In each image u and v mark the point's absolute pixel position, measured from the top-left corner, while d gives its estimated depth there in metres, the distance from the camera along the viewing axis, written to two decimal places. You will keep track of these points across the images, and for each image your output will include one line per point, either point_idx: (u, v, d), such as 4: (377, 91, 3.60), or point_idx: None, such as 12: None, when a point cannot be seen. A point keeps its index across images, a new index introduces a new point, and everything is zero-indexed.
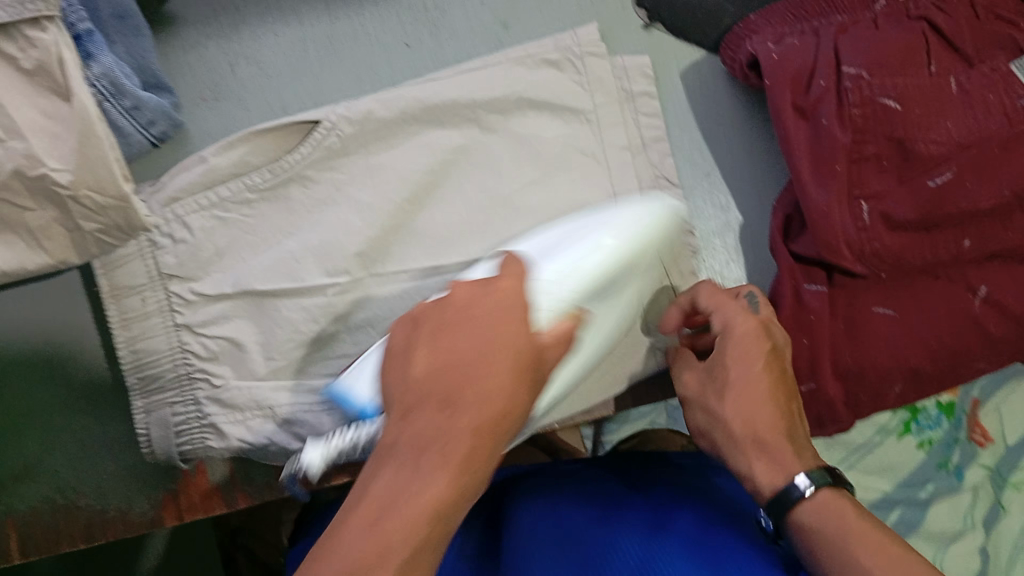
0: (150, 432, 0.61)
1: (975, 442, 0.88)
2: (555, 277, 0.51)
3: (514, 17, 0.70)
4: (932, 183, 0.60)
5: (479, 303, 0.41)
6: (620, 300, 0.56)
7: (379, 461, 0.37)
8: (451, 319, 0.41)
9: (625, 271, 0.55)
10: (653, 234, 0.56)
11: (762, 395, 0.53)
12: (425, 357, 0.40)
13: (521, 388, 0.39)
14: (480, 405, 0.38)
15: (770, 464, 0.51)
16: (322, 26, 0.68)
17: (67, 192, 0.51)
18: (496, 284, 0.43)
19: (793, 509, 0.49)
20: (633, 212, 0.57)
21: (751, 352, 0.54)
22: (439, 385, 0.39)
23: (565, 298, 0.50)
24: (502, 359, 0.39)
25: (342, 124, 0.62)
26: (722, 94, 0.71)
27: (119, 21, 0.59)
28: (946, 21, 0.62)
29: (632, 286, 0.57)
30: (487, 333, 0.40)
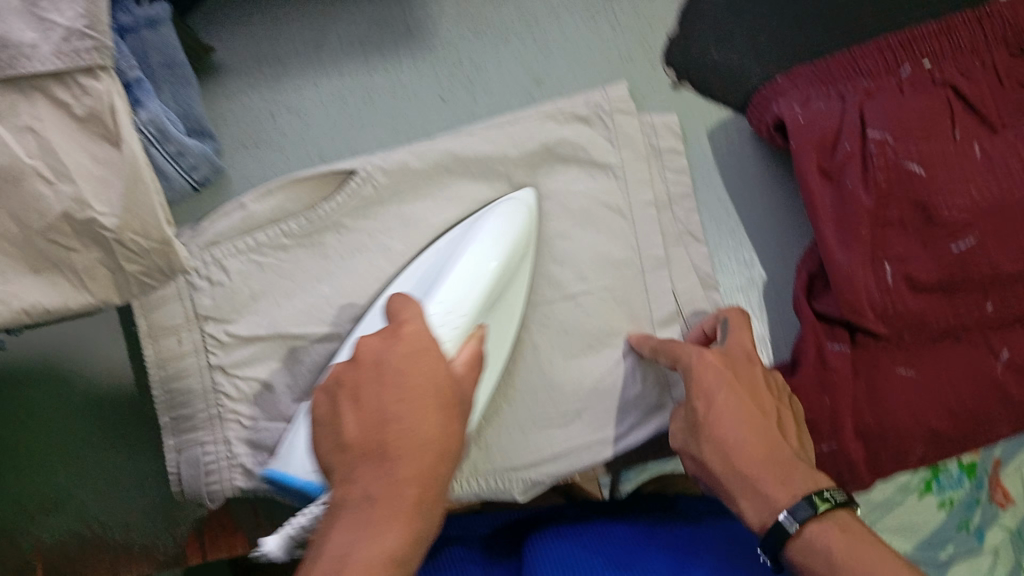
0: (180, 471, 0.63)
1: (997, 504, 0.78)
2: (444, 299, 0.54)
3: (547, 73, 0.72)
4: (955, 248, 0.61)
5: (387, 360, 0.44)
6: (502, 308, 0.60)
7: (334, 516, 0.41)
8: (369, 373, 0.44)
9: (503, 285, 0.58)
10: (519, 243, 0.60)
11: (738, 422, 0.52)
12: (354, 417, 0.43)
13: (449, 429, 0.44)
14: (408, 458, 0.42)
15: (755, 501, 0.50)
16: (361, 78, 0.71)
17: (111, 235, 0.53)
18: (399, 330, 0.45)
19: (787, 544, 0.48)
20: (498, 223, 0.60)
21: (723, 386, 0.54)
22: (374, 440, 0.42)
23: (464, 320, 0.53)
24: (423, 409, 0.43)
25: (376, 175, 0.64)
26: (749, 154, 0.72)
27: (167, 70, 0.62)
28: (970, 88, 0.63)
29: (513, 289, 0.61)
30: (404, 387, 0.43)
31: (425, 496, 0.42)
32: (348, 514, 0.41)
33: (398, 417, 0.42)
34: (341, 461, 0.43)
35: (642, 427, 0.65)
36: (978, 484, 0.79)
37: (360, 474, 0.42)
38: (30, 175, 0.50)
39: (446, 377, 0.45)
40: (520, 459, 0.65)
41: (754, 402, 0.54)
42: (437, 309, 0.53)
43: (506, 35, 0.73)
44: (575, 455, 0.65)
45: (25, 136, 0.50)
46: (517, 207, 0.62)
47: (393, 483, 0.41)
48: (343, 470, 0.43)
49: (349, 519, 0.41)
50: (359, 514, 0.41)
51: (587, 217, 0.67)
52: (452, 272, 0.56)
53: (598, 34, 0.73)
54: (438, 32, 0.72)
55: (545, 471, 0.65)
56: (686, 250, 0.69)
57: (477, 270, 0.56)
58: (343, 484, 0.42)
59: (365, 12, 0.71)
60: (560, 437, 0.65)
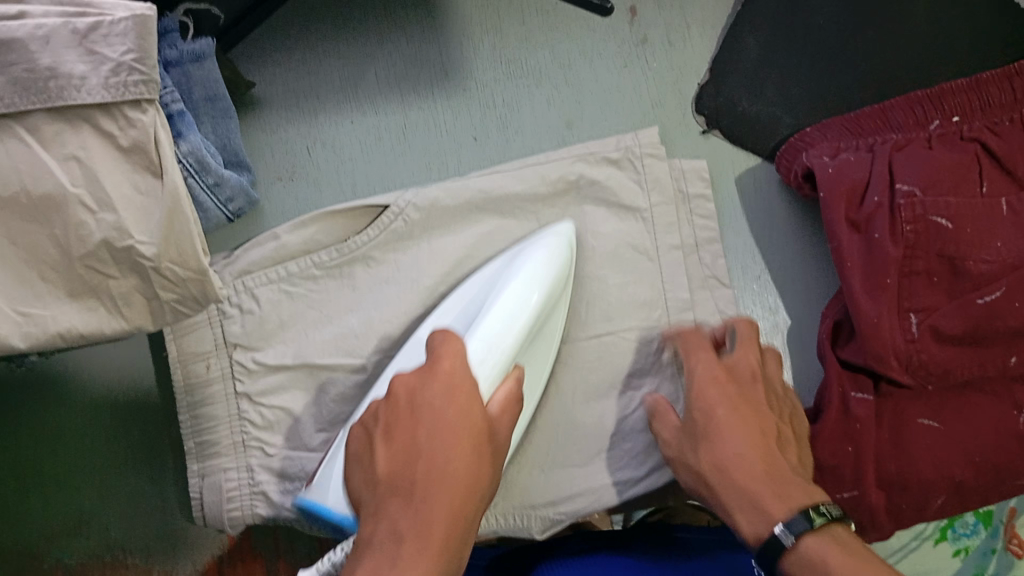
0: (203, 496, 0.62)
1: (1013, 553, 0.78)
2: (483, 345, 0.53)
3: (578, 117, 0.74)
4: (981, 301, 0.61)
5: (421, 394, 0.44)
6: (537, 344, 0.61)
7: (360, 556, 0.39)
8: (402, 414, 0.44)
9: (541, 322, 0.59)
10: (559, 278, 0.60)
11: (737, 430, 0.55)
12: (385, 454, 0.43)
13: (480, 472, 0.43)
14: (438, 493, 0.41)
15: (748, 512, 0.51)
16: (397, 116, 0.73)
17: (150, 263, 0.52)
18: (438, 366, 0.46)
19: (784, 556, 0.48)
20: (540, 259, 0.60)
21: (722, 396, 0.57)
22: (404, 476, 0.42)
23: (502, 358, 0.54)
24: (458, 445, 0.42)
25: (410, 210, 0.65)
26: (777, 200, 0.73)
27: (209, 103, 0.63)
28: (1000, 144, 0.63)
29: (548, 325, 0.62)
30: (439, 422, 0.43)
31: (451, 540, 0.40)
32: (374, 551, 0.39)
33: (429, 454, 0.42)
34: (370, 502, 0.42)
35: (664, 471, 0.64)
36: (994, 532, 0.79)
37: (388, 512, 0.41)
38: (73, 203, 0.50)
39: (480, 417, 0.45)
40: (540, 498, 0.64)
41: (761, 419, 0.56)
42: (477, 346, 0.53)
43: (539, 79, 0.74)
44: (598, 493, 0.64)
45: (70, 164, 0.50)
46: (559, 241, 0.63)
47: (427, 521, 0.40)
48: (376, 507, 0.41)
49: (375, 559, 0.39)
50: (386, 554, 0.39)
51: (614, 259, 0.68)
52: (494, 308, 0.56)
53: (629, 80, 0.75)
54: (473, 73, 0.74)
55: (564, 510, 0.64)
56: (711, 294, 0.68)
57: (519, 305, 0.56)
58: (368, 527, 0.41)
59: (403, 53, 0.74)
60: (581, 476, 0.65)
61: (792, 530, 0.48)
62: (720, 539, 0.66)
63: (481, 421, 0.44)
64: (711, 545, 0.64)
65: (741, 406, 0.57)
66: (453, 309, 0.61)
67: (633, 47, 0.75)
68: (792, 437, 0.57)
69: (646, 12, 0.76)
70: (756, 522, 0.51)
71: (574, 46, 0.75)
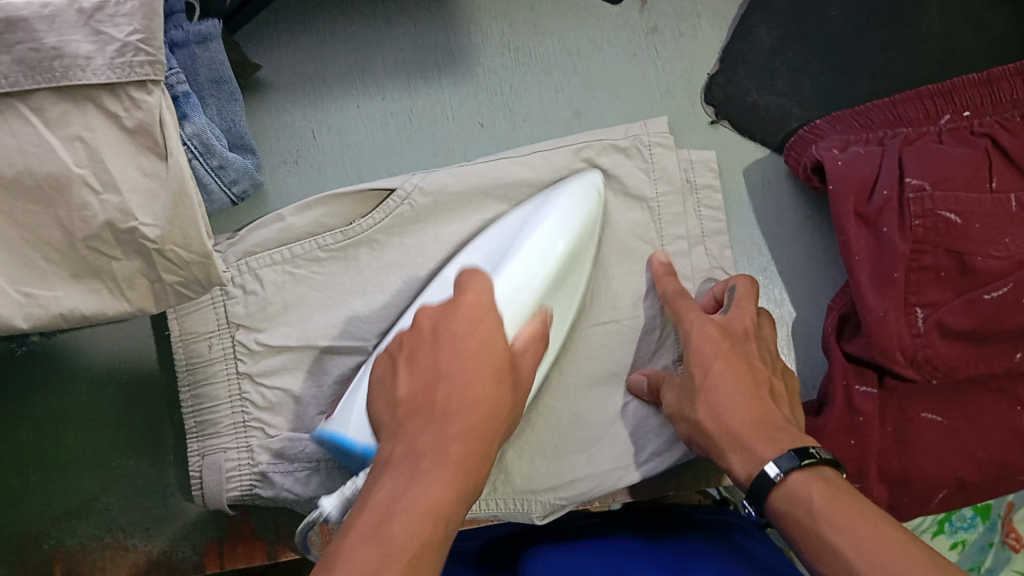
0: (203, 475, 0.62)
1: (1010, 547, 0.81)
2: (509, 284, 0.55)
3: (587, 105, 0.73)
4: (988, 297, 0.60)
5: (445, 325, 0.44)
6: (569, 287, 0.61)
7: (380, 474, 0.39)
8: (426, 337, 0.44)
9: (569, 267, 0.60)
10: (587, 226, 0.61)
11: (732, 385, 0.54)
12: (409, 377, 0.43)
13: (501, 399, 0.43)
14: (459, 415, 0.40)
15: (745, 457, 0.51)
16: (404, 101, 0.72)
17: (153, 246, 0.51)
18: (461, 299, 0.46)
19: (770, 497, 0.48)
20: (567, 204, 0.61)
21: (709, 351, 0.57)
22: (424, 399, 0.42)
23: (528, 299, 0.55)
24: (481, 371, 0.43)
25: (416, 194, 0.64)
26: (784, 192, 0.73)
27: (215, 85, 0.63)
28: (1011, 139, 0.63)
29: (580, 273, 0.62)
30: (462, 348, 0.43)
31: (467, 462, 0.39)
32: (394, 470, 0.39)
33: (455, 376, 0.42)
34: (390, 425, 0.42)
35: (666, 455, 0.64)
36: (992, 527, 0.81)
37: (410, 431, 0.40)
38: (77, 183, 0.50)
39: (504, 344, 0.45)
40: (542, 483, 0.64)
41: (756, 374, 0.56)
42: (504, 288, 0.54)
43: (548, 66, 0.74)
44: (602, 475, 0.64)
45: (75, 145, 0.50)
46: (587, 188, 0.63)
47: (448, 440, 0.39)
48: (393, 430, 0.41)
49: (394, 479, 0.38)
50: (405, 469, 0.38)
51: (620, 248, 0.67)
52: (522, 249, 0.57)
53: (639, 69, 0.74)
54: (480, 60, 0.73)
55: (564, 495, 0.64)
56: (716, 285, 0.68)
57: (546, 250, 0.57)
58: (389, 448, 0.40)
59: (411, 37, 0.73)
60: (584, 466, 0.64)
61: (779, 468, 0.48)
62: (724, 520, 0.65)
63: (504, 345, 0.44)
64: (715, 525, 0.63)
65: (732, 358, 0.56)
66: (481, 249, 0.61)
67: (644, 36, 0.75)
68: (783, 390, 0.57)
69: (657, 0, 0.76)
70: (749, 463, 0.51)
71: (584, 35, 0.74)
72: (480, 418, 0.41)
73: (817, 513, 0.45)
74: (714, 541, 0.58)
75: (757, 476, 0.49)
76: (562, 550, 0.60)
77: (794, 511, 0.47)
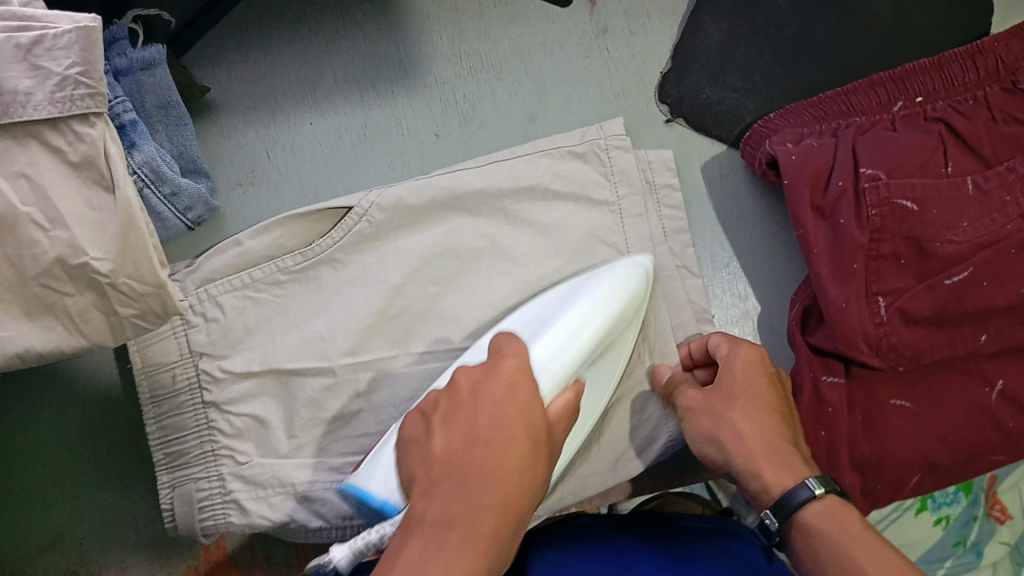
0: (174, 508, 0.61)
1: (995, 519, 0.84)
2: (550, 351, 0.53)
3: (542, 109, 0.73)
4: (949, 282, 0.60)
5: (484, 389, 0.44)
6: (606, 359, 0.60)
7: (407, 535, 0.38)
8: (464, 400, 0.44)
9: (607, 343, 0.58)
10: (629, 304, 0.59)
11: (763, 405, 0.55)
12: (444, 437, 0.42)
13: (529, 477, 0.42)
14: (488, 485, 0.40)
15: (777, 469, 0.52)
16: (357, 116, 0.72)
17: (106, 280, 0.51)
18: (501, 364, 0.45)
19: (795, 514, 0.49)
20: (612, 280, 0.60)
21: (751, 375, 0.57)
22: (459, 459, 0.41)
23: (564, 368, 0.53)
24: (511, 435, 0.42)
25: (374, 211, 0.64)
26: (742, 186, 0.73)
27: (164, 112, 0.63)
28: (964, 123, 0.63)
29: (622, 342, 0.61)
30: (501, 412, 0.42)
31: (501, 526, 0.39)
32: (423, 531, 0.38)
33: (488, 440, 0.41)
34: (421, 480, 0.41)
35: (643, 454, 0.64)
36: (974, 501, 0.84)
37: (441, 490, 0.40)
38: (25, 221, 0.49)
39: (540, 420, 0.44)
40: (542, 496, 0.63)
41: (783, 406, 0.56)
42: (542, 353, 0.53)
43: (499, 72, 0.73)
44: (579, 478, 0.64)
45: (20, 182, 0.50)
46: (635, 268, 0.62)
47: (478, 510, 0.39)
48: (426, 484, 0.40)
49: (425, 536, 0.38)
50: (434, 529, 0.38)
51: (585, 249, 0.67)
52: (561, 319, 0.56)
53: (592, 70, 0.74)
54: (434, 69, 0.73)
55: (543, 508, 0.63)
56: (682, 282, 0.68)
57: (585, 319, 0.56)
58: (420, 505, 0.40)
59: (363, 49, 0.73)
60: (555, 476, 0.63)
61: (820, 484, 0.50)
62: (715, 528, 0.65)
63: (540, 426, 0.43)
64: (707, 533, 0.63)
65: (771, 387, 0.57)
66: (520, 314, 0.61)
67: (594, 36, 0.75)
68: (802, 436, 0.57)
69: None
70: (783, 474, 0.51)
71: (535, 38, 0.74)
72: (512, 492, 0.40)
73: (847, 536, 0.47)
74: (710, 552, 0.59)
75: (788, 491, 0.50)
76: (565, 551, 0.60)
77: (824, 531, 0.48)
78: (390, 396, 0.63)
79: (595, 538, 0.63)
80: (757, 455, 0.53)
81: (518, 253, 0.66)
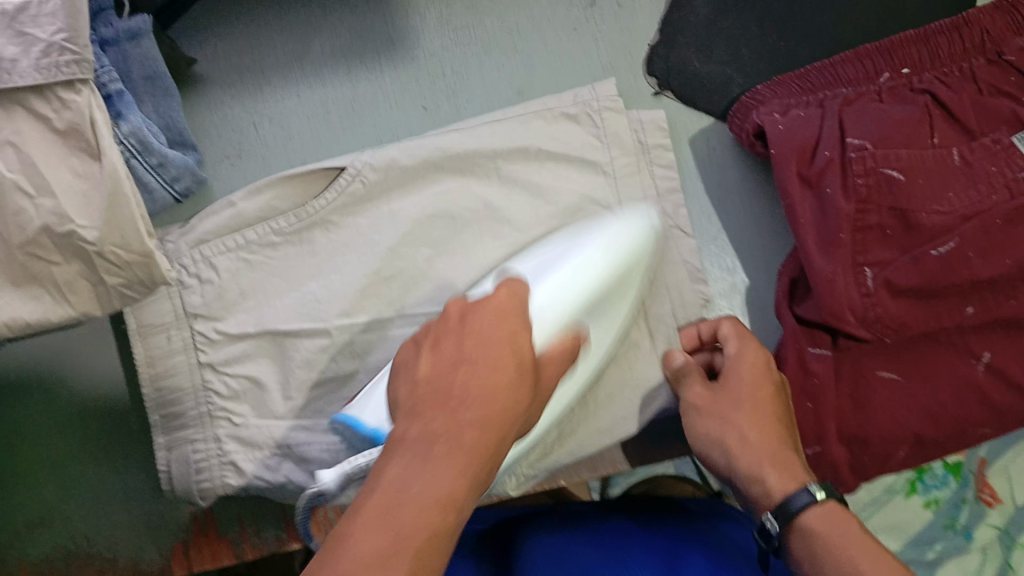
0: (170, 469, 0.62)
1: (984, 503, 0.84)
2: (541, 299, 0.56)
3: (530, 82, 0.73)
4: (935, 253, 0.60)
5: (472, 317, 0.45)
6: (608, 311, 0.62)
7: (393, 454, 0.38)
8: (451, 329, 0.44)
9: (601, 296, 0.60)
10: (624, 260, 0.61)
11: (765, 413, 0.56)
12: (431, 361, 0.43)
13: (519, 396, 0.42)
14: (475, 402, 0.40)
15: (783, 477, 0.52)
16: (345, 90, 0.72)
17: (93, 249, 0.51)
18: (489, 304, 0.46)
19: (795, 517, 0.50)
20: (610, 237, 0.62)
21: (756, 377, 0.58)
22: (445, 383, 0.41)
23: (556, 316, 0.56)
24: (497, 364, 0.42)
25: (366, 172, 0.64)
26: (729, 159, 0.73)
27: (150, 83, 0.63)
28: (949, 95, 0.64)
29: (623, 296, 0.63)
30: (488, 340, 0.43)
31: (489, 444, 0.39)
32: (406, 449, 0.38)
33: (474, 365, 0.41)
34: (408, 403, 0.41)
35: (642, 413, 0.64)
36: (965, 483, 0.85)
37: (425, 411, 0.40)
38: (11, 190, 0.49)
39: (527, 349, 0.44)
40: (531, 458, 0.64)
41: (782, 406, 0.57)
42: (535, 303, 0.56)
43: (488, 47, 0.73)
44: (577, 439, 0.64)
45: (6, 151, 0.50)
46: (638, 225, 0.64)
47: (461, 424, 0.39)
48: (411, 408, 0.40)
49: (407, 454, 0.38)
50: (418, 447, 0.38)
51: (574, 212, 0.67)
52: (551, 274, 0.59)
53: (580, 45, 0.74)
54: (420, 43, 0.73)
55: (539, 466, 0.64)
56: (676, 244, 0.68)
57: (576, 275, 0.59)
58: (406, 426, 0.40)
59: (350, 22, 0.73)
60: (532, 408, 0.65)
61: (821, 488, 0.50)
62: (710, 509, 0.66)
63: (529, 350, 0.44)
64: (700, 515, 0.64)
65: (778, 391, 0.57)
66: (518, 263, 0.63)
67: (582, 10, 0.75)
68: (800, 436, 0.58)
69: None
70: (789, 481, 0.52)
71: (522, 12, 0.74)
72: (497, 411, 0.40)
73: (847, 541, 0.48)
74: (710, 535, 0.60)
75: (788, 495, 0.51)
76: (560, 534, 0.62)
77: (823, 531, 0.49)
78: (383, 356, 0.64)
79: (594, 518, 0.64)
80: (762, 463, 0.54)
81: (513, 215, 0.66)
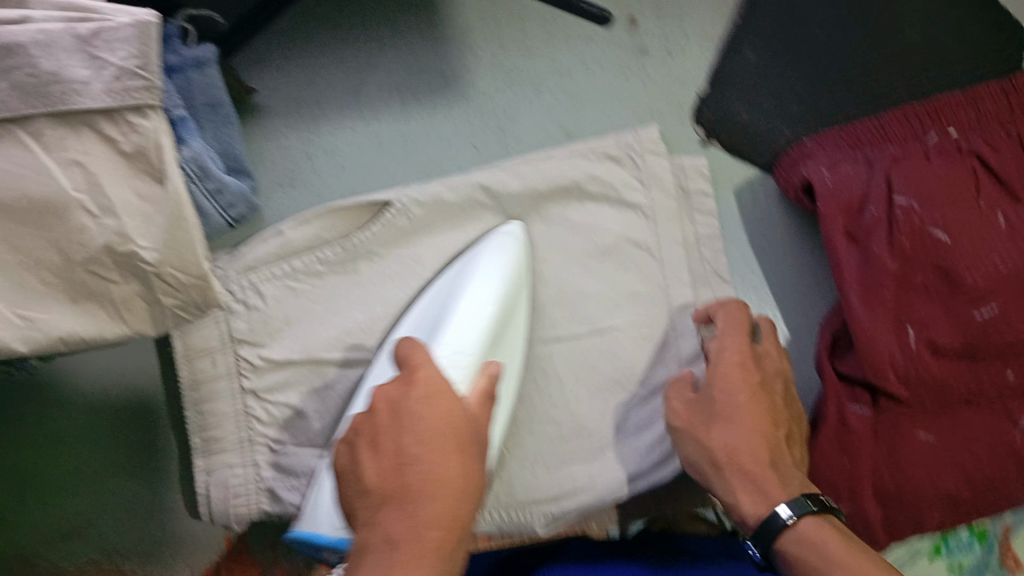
0: (209, 493, 0.62)
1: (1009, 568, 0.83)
2: (451, 346, 0.53)
3: (578, 125, 0.75)
4: (977, 316, 0.62)
5: (403, 403, 0.43)
6: (507, 341, 0.59)
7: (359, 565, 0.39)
8: (384, 421, 0.43)
9: (502, 326, 0.58)
10: (512, 279, 0.60)
11: (754, 423, 0.54)
12: (372, 459, 0.42)
13: (468, 465, 0.42)
14: (433, 499, 0.40)
15: (753, 495, 0.52)
16: (398, 125, 0.73)
17: (152, 269, 0.53)
18: (416, 375, 0.44)
19: (777, 538, 0.50)
20: (493, 258, 0.60)
21: (740, 381, 0.56)
22: (394, 483, 0.41)
23: (473, 359, 0.53)
24: (439, 445, 0.42)
25: (412, 207, 0.64)
26: (773, 210, 0.74)
27: (210, 110, 0.64)
28: (997, 159, 0.64)
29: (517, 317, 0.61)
30: (425, 423, 0.42)
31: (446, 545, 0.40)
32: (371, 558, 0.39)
33: (423, 453, 0.41)
34: (363, 507, 0.42)
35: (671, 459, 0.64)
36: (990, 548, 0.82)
37: (384, 516, 0.40)
38: (75, 208, 0.51)
39: (464, 415, 0.44)
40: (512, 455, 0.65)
41: (773, 414, 0.55)
42: (445, 351, 0.52)
43: (539, 87, 0.75)
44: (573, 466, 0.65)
45: (72, 169, 0.51)
46: (507, 240, 0.63)
47: (418, 528, 0.40)
48: (367, 514, 0.41)
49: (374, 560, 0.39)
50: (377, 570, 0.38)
51: (613, 255, 0.68)
52: (455, 313, 0.55)
53: (629, 91, 0.76)
54: (473, 82, 0.74)
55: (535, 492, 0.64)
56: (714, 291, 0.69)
57: (481, 311, 0.56)
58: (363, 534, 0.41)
59: (405, 59, 0.74)
60: (557, 433, 0.65)
61: (794, 510, 0.50)
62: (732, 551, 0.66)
63: (463, 414, 0.44)
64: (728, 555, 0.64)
65: (761, 394, 0.56)
66: (418, 313, 0.62)
67: (633, 57, 0.76)
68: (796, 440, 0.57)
69: (648, 23, 0.77)
70: (761, 504, 0.52)
71: (574, 56, 0.76)
72: (455, 494, 0.41)
73: (831, 560, 0.48)
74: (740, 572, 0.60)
75: (767, 518, 0.51)
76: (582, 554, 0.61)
77: (804, 555, 0.49)
78: None
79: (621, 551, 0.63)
80: (736, 485, 0.53)
81: (551, 253, 0.67)
